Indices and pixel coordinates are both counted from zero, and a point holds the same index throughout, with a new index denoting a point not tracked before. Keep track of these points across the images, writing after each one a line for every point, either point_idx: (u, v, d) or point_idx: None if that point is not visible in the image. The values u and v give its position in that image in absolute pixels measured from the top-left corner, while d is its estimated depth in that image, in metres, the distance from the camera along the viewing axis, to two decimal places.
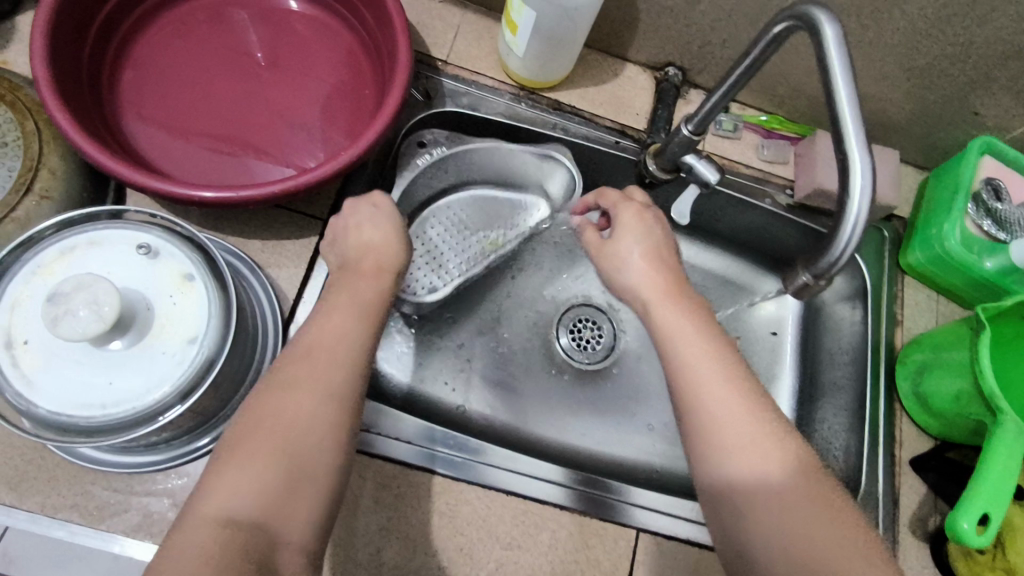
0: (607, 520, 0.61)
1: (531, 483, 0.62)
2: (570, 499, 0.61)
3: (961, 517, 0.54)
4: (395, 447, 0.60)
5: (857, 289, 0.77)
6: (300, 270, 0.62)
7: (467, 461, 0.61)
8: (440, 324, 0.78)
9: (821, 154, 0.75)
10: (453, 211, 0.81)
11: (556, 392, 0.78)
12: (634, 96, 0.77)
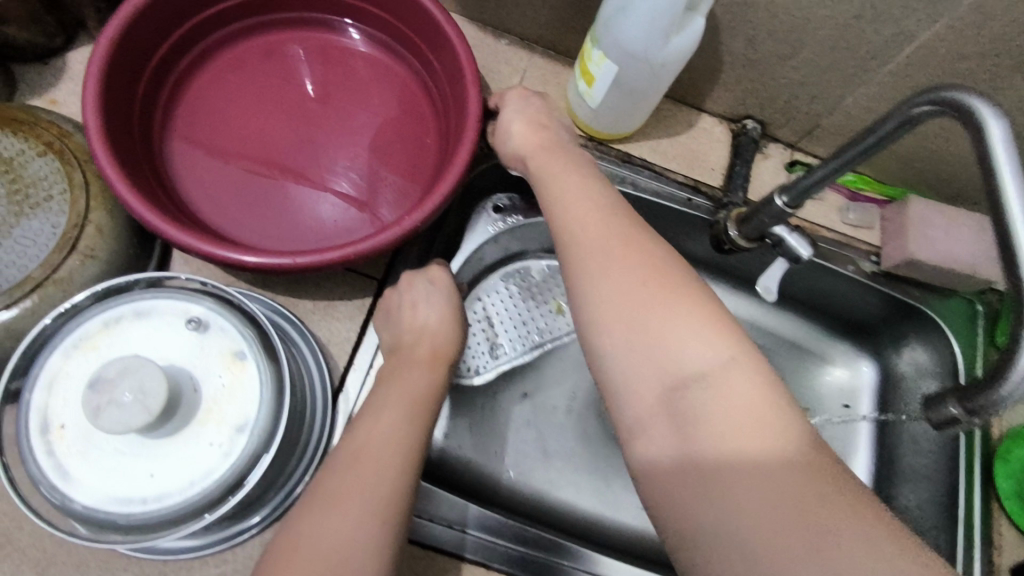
0: None
1: (489, 548, 0.59)
2: (524, 565, 0.60)
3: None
4: (432, 531, 0.58)
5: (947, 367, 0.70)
6: (351, 335, 0.58)
7: (444, 527, 0.59)
8: (488, 383, 0.72)
9: (912, 220, 0.69)
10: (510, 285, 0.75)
11: (606, 469, 0.72)
12: (709, 150, 0.72)
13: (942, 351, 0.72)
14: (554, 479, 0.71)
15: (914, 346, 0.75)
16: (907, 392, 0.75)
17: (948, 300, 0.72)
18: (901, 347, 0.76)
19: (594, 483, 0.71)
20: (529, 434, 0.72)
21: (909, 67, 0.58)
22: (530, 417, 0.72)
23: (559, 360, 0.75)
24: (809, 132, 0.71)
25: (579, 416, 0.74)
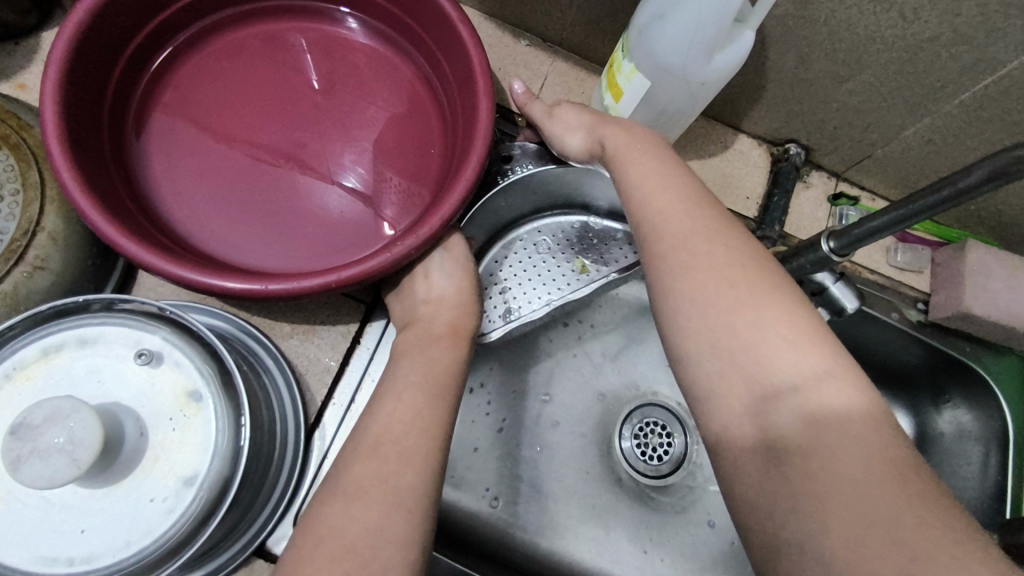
0: None
1: None
2: None
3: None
4: None
5: (994, 433, 0.63)
6: (332, 366, 0.52)
7: None
8: (492, 414, 0.67)
9: (968, 269, 0.61)
10: (536, 243, 0.65)
11: (609, 520, 0.66)
12: (745, 174, 0.65)
13: (989, 413, 0.64)
14: (553, 531, 0.64)
15: (956, 403, 0.66)
16: (945, 454, 0.67)
17: (1004, 356, 0.64)
18: (942, 403, 0.68)
19: (597, 535, 0.65)
20: (526, 476, 0.66)
21: (985, 98, 0.50)
22: (527, 455, 0.66)
23: (563, 394, 0.69)
24: (859, 161, 0.63)
25: (581, 455, 0.68)
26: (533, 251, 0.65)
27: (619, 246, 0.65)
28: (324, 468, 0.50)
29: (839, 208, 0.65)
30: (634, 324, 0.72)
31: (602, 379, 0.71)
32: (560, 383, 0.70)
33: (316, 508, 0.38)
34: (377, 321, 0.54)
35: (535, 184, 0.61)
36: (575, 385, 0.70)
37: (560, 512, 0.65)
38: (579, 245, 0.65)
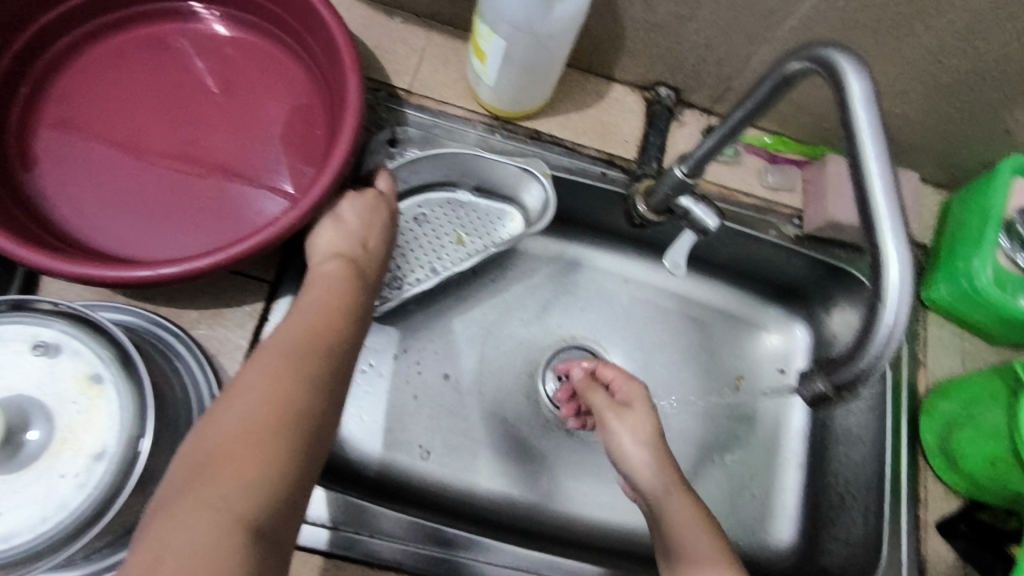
0: None
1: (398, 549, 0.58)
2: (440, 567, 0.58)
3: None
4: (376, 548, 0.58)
5: (874, 324, 0.71)
6: (242, 343, 0.55)
7: (365, 538, 0.58)
8: (423, 373, 0.71)
9: (829, 180, 0.67)
10: (419, 214, 0.71)
11: (533, 448, 0.71)
12: (621, 120, 0.69)
13: (869, 309, 0.71)
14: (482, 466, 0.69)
15: (843, 306, 0.74)
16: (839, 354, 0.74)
17: (873, 257, 0.71)
18: (832, 308, 0.75)
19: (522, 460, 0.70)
20: (457, 424, 0.70)
21: (810, 20, 0.55)
22: (457, 407, 0.70)
23: (487, 350, 0.74)
24: (723, 96, 0.68)
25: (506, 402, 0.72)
26: (416, 225, 0.71)
27: (497, 222, 0.72)
28: None
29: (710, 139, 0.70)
30: (558, 279, 0.78)
31: (523, 328, 0.75)
32: (488, 338, 0.74)
33: (220, 425, 0.39)
34: (284, 297, 0.57)
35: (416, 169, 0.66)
36: (502, 336, 0.74)
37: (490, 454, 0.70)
38: (459, 221, 0.72)
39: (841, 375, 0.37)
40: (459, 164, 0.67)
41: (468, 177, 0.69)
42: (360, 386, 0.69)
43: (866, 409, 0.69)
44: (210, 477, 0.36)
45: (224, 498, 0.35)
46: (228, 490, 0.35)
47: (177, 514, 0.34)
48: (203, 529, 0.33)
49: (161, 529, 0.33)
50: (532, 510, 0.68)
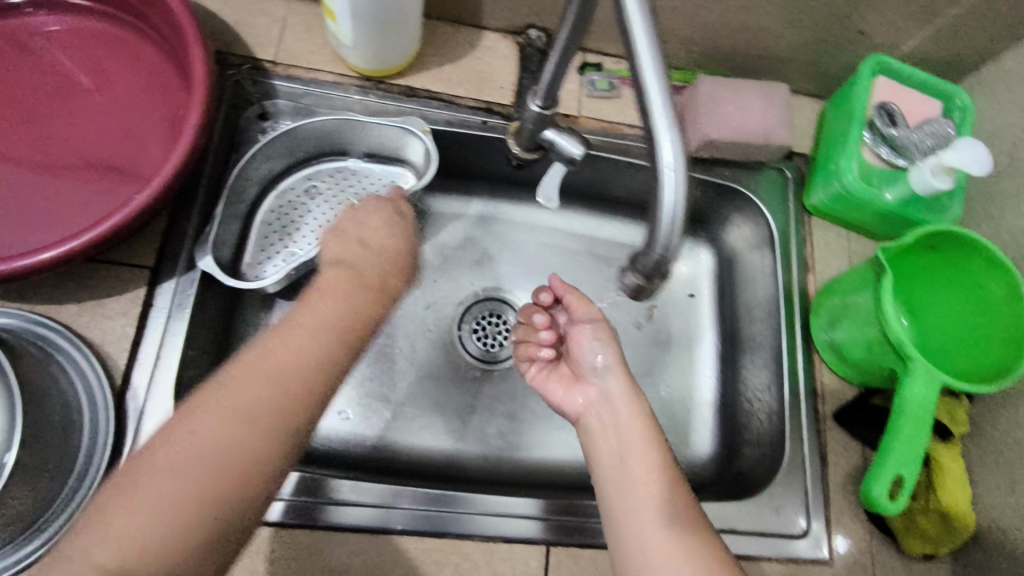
0: (447, 536, 0.58)
1: (365, 512, 0.57)
2: (409, 522, 0.58)
3: (877, 482, 0.52)
4: (344, 513, 0.57)
5: (765, 236, 0.74)
6: (129, 331, 0.55)
7: (335, 506, 0.57)
8: None
9: (702, 101, 0.69)
10: (310, 188, 0.71)
11: (502, 408, 0.73)
12: (495, 67, 0.69)
13: (758, 223, 0.74)
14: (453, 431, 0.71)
15: (738, 222, 0.77)
16: (740, 268, 0.77)
17: (758, 174, 0.74)
18: (728, 224, 0.78)
19: (493, 421, 0.72)
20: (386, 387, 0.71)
21: None
22: (376, 371, 0.72)
23: (399, 312, 0.74)
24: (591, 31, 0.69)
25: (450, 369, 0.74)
26: (308, 198, 0.71)
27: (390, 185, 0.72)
28: (139, 426, 0.54)
29: (585, 75, 0.71)
30: (467, 234, 0.78)
31: (437, 285, 0.77)
32: (401, 300, 0.75)
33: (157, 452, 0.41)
34: (164, 285, 0.57)
35: (294, 140, 0.65)
36: (415, 296, 0.75)
37: (445, 427, 0.71)
38: (350, 189, 0.72)
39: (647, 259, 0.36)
40: (338, 130, 0.67)
41: (352, 142, 0.69)
42: None
43: (765, 319, 0.73)
44: (131, 498, 0.39)
45: (136, 530, 0.37)
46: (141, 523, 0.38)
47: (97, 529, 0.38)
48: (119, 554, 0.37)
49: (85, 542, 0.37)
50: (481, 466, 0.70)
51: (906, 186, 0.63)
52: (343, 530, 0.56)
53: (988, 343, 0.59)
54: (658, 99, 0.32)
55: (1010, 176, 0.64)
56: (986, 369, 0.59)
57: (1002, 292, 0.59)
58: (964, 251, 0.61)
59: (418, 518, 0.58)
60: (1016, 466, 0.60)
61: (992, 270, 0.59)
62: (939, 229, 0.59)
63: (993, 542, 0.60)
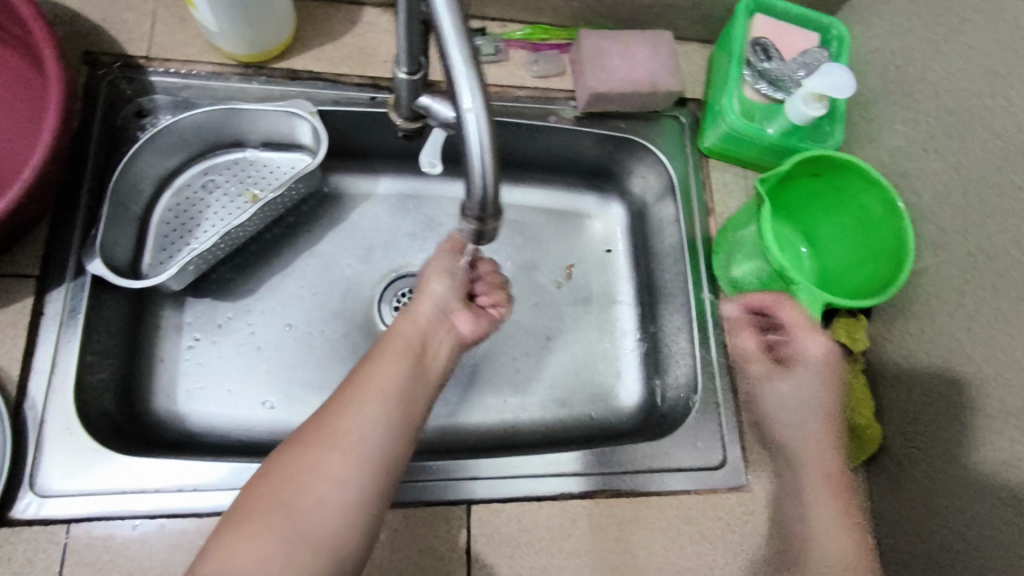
0: (513, 500, 0.60)
1: (465, 486, 0.60)
2: (463, 492, 0.60)
3: (760, 397, 0.61)
4: (419, 491, 0.59)
5: (668, 183, 0.75)
6: (20, 340, 0.55)
7: (413, 487, 0.59)
8: (256, 334, 0.71)
9: (586, 55, 0.69)
10: (207, 182, 0.70)
11: (526, 376, 0.75)
12: (379, 42, 0.69)
13: (661, 170, 0.76)
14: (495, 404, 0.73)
15: (642, 171, 0.78)
16: (651, 216, 0.79)
17: (655, 123, 0.75)
18: (633, 174, 0.79)
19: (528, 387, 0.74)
20: (311, 373, 0.70)
21: None
22: (296, 357, 0.71)
23: (318, 296, 0.74)
24: None
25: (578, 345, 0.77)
26: (206, 192, 0.70)
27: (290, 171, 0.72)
28: (42, 435, 0.53)
29: (470, 41, 0.71)
30: (381, 214, 0.78)
31: (360, 264, 0.76)
32: (320, 284, 0.74)
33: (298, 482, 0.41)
34: (53, 292, 0.56)
35: (179, 134, 0.65)
36: (333, 280, 0.75)
37: (507, 403, 0.73)
38: (247, 179, 0.71)
39: (475, 200, 0.37)
40: (224, 120, 0.66)
41: (241, 131, 0.68)
42: (182, 358, 0.68)
43: (675, 266, 0.74)
44: (238, 536, 0.40)
45: (240, 570, 0.38)
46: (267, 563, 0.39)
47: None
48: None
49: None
50: (527, 428, 0.73)
51: (784, 118, 0.65)
52: (413, 506, 0.58)
53: (874, 260, 0.62)
54: (451, 33, 0.33)
55: (885, 96, 0.65)
56: (875, 283, 0.61)
57: (879, 206, 0.61)
58: (846, 174, 0.62)
59: (439, 484, 0.60)
60: (913, 377, 0.61)
61: (870, 188, 0.61)
62: (806, 156, 0.60)
63: (900, 452, 0.62)
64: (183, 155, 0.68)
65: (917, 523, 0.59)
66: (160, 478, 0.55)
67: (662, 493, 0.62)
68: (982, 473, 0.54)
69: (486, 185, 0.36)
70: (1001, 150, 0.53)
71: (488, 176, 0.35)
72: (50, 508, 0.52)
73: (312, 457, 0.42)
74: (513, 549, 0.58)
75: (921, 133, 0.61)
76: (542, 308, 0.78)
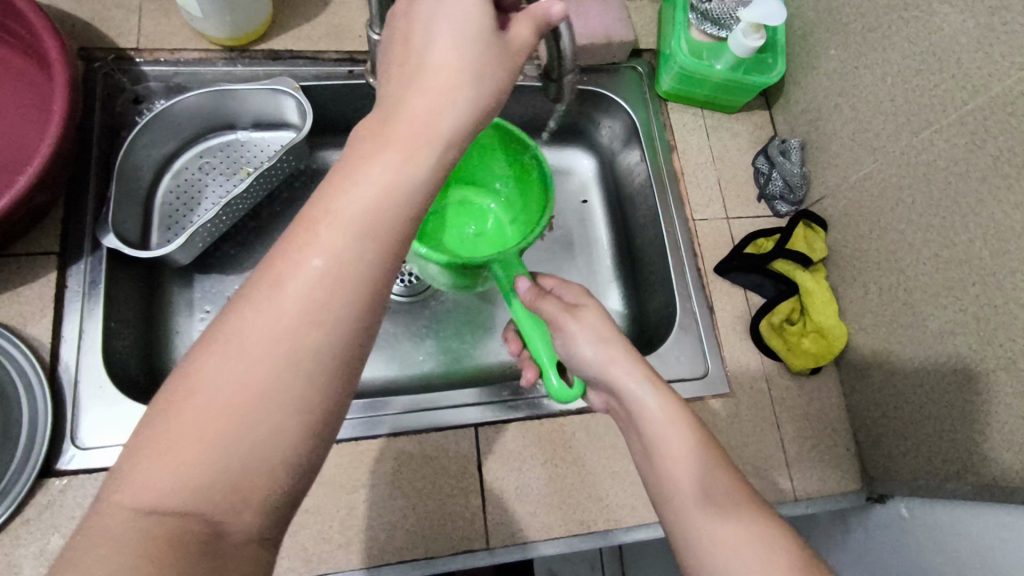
0: (476, 425, 0.64)
1: (419, 417, 0.64)
2: (426, 422, 0.64)
3: (551, 377, 0.57)
4: (383, 423, 0.63)
5: (630, 128, 0.80)
6: (49, 313, 0.59)
7: (375, 419, 0.63)
8: None
9: None
10: (203, 164, 0.76)
11: (480, 321, 0.80)
12: (352, 19, 0.74)
13: (624, 117, 0.81)
14: (456, 347, 0.78)
15: (608, 121, 0.83)
16: (620, 163, 0.84)
17: (615, 74, 0.80)
18: (599, 125, 0.84)
19: (482, 331, 0.80)
20: None
21: None
22: None
23: None
24: None
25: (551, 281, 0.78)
26: (203, 173, 0.75)
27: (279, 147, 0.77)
28: (77, 395, 0.58)
29: None
30: None
31: None
32: None
33: (263, 353, 0.32)
34: (74, 267, 0.61)
35: (174, 118, 0.70)
36: None
37: (462, 347, 0.78)
38: (240, 159, 0.76)
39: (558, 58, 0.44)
40: (214, 102, 0.71)
41: (231, 114, 0.74)
42: (197, 328, 0.73)
43: (644, 204, 0.79)
44: (148, 475, 0.30)
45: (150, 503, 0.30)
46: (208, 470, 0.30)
47: (106, 521, 0.29)
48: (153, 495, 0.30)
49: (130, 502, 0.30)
50: (490, 368, 0.78)
51: (729, 54, 0.71)
52: (414, 435, 0.63)
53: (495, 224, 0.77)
54: None
55: (817, 25, 0.71)
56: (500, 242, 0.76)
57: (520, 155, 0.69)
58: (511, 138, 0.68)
59: (412, 416, 0.64)
60: (866, 272, 0.67)
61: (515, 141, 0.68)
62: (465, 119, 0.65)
63: (862, 344, 0.68)
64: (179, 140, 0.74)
65: (885, 404, 0.65)
66: None
67: None
68: (932, 344, 0.59)
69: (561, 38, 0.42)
70: (918, 55, 0.59)
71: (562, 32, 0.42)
72: (92, 459, 0.57)
73: (246, 382, 0.32)
74: (519, 462, 0.63)
75: (852, 53, 0.67)
76: None
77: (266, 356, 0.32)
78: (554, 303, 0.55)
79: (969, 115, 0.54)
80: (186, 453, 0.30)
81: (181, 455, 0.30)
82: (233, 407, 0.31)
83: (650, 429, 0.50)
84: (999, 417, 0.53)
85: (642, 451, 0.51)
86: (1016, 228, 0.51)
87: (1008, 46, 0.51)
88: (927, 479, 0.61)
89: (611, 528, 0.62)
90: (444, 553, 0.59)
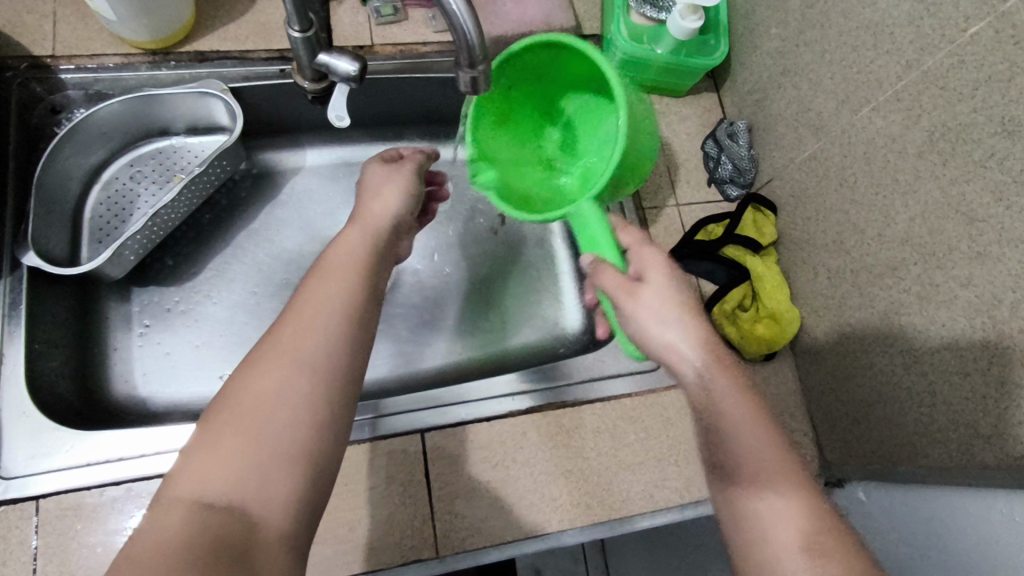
0: (440, 428, 0.63)
1: (398, 420, 0.63)
2: (409, 423, 0.63)
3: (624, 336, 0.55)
4: (364, 429, 0.62)
5: None
6: None
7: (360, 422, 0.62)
8: (217, 309, 0.74)
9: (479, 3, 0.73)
10: (134, 173, 0.73)
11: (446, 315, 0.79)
12: (280, 17, 0.72)
13: None
14: (424, 347, 0.77)
15: None
16: None
17: None
18: None
19: (451, 326, 0.78)
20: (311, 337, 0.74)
21: None
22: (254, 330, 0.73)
23: (273, 266, 0.77)
24: None
25: (492, 293, 0.80)
26: (135, 183, 0.73)
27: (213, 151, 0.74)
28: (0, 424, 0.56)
29: (368, 5, 0.74)
30: (313, 185, 0.81)
31: (309, 234, 0.79)
32: (267, 257, 0.77)
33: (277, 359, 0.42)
34: None
35: (95, 126, 0.67)
36: (275, 250, 0.77)
37: (428, 344, 0.77)
38: (173, 166, 0.74)
39: (464, 52, 0.41)
40: (140, 108, 0.68)
41: (160, 120, 0.71)
42: (134, 344, 0.70)
43: None
44: (203, 462, 0.38)
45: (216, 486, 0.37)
46: (258, 450, 0.39)
47: (169, 507, 0.36)
48: (216, 477, 0.38)
49: (186, 478, 0.38)
50: (448, 368, 0.76)
51: (669, 37, 0.69)
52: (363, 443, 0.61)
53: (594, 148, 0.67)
54: None
55: (758, 5, 0.70)
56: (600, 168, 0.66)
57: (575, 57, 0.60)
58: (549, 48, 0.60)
59: (392, 419, 0.63)
60: (815, 255, 0.66)
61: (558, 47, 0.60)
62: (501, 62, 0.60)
63: (814, 327, 0.67)
64: (106, 148, 0.71)
65: (837, 387, 0.64)
66: (120, 449, 0.57)
67: (598, 401, 0.66)
68: (880, 325, 0.58)
69: (470, 39, 0.40)
70: (854, 31, 0.57)
71: (471, 34, 0.40)
72: (16, 492, 0.54)
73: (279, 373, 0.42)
74: (469, 466, 0.62)
75: (792, 31, 0.65)
76: (462, 246, 0.82)
77: (282, 364, 0.42)
78: (614, 277, 0.51)
79: (904, 90, 0.53)
80: (231, 440, 0.39)
81: (225, 448, 0.39)
82: (244, 402, 0.41)
83: (712, 407, 0.45)
84: (957, 387, 0.51)
85: (699, 430, 0.46)
86: (953, 205, 0.50)
87: (937, 18, 0.49)
88: (880, 462, 0.60)
89: (566, 530, 0.61)
90: (393, 565, 0.58)
